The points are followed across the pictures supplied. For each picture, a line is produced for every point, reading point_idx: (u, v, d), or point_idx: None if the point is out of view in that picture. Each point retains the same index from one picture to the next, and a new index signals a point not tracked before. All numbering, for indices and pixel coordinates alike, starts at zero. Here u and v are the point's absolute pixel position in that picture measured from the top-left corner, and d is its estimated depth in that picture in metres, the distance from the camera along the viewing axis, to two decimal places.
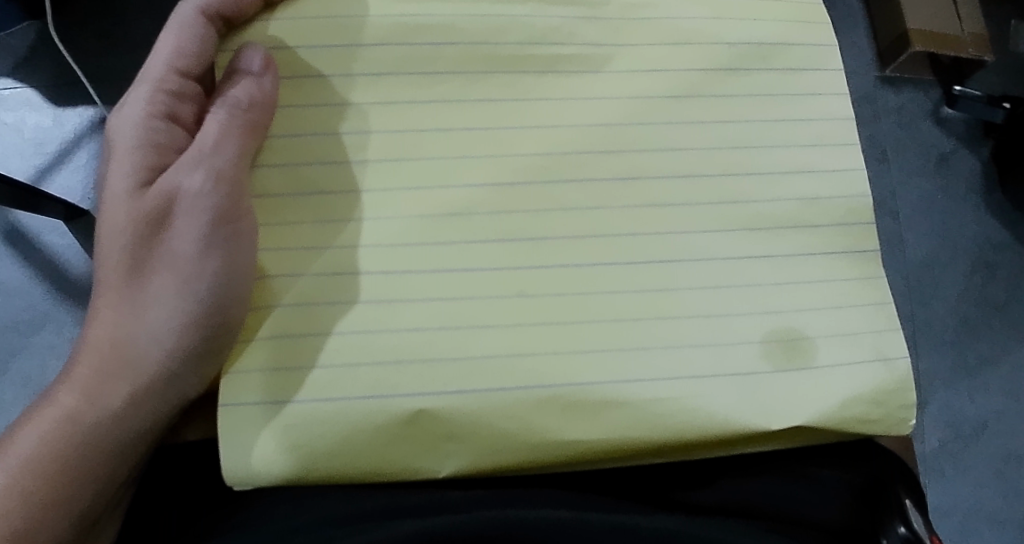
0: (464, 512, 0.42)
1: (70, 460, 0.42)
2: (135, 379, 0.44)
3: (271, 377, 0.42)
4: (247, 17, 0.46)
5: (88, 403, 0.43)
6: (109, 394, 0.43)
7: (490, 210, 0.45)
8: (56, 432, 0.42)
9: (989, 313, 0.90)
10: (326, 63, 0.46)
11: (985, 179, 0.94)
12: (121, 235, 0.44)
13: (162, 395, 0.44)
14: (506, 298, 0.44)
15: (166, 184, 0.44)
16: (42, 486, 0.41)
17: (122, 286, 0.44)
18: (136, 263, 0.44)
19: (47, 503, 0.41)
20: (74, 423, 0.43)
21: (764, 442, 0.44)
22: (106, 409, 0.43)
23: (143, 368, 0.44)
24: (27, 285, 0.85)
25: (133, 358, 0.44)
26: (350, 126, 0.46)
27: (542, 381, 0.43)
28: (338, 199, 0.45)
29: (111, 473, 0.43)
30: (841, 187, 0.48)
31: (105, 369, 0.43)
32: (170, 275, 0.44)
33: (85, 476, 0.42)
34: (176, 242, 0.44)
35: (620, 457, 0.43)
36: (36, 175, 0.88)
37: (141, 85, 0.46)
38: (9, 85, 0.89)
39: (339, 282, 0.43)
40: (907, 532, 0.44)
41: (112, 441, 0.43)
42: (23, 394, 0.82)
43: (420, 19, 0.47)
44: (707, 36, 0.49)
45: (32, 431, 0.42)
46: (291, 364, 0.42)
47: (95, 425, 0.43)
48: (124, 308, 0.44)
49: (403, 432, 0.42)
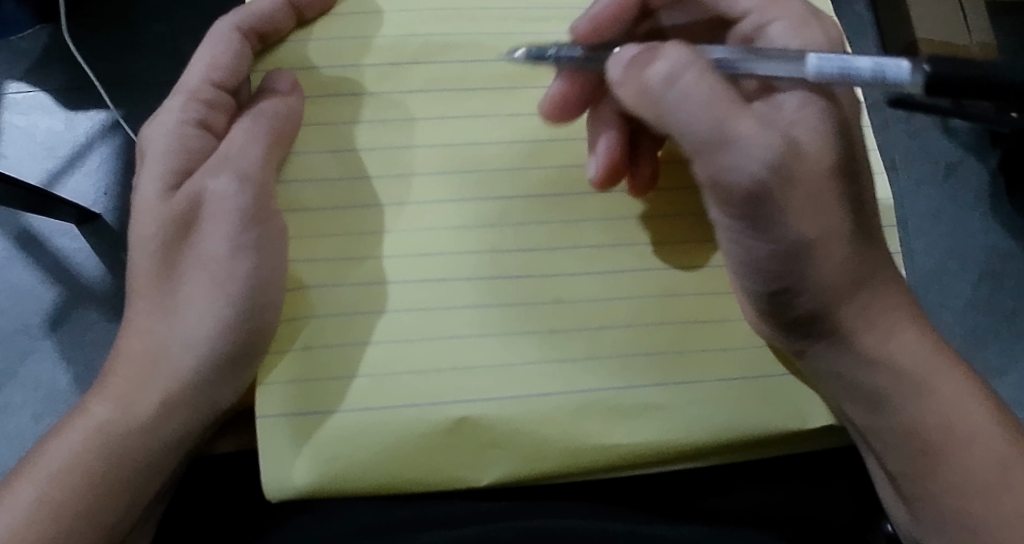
0: (500, 521, 0.43)
1: (105, 473, 0.41)
2: (167, 387, 0.43)
3: (302, 387, 0.43)
4: (281, 34, 0.49)
5: (122, 413, 0.42)
6: (140, 403, 0.42)
7: (503, 222, 0.47)
8: (90, 444, 0.41)
9: (1000, 322, 0.80)
10: (371, 80, 0.49)
11: (993, 188, 0.83)
12: (151, 240, 0.45)
13: (195, 406, 0.43)
14: (531, 306, 0.46)
15: (192, 187, 0.45)
16: (72, 498, 0.40)
17: (154, 291, 0.44)
18: (166, 268, 0.45)
19: (79, 515, 0.40)
20: (108, 434, 0.42)
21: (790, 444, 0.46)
22: (138, 418, 0.42)
23: (175, 376, 0.43)
24: (38, 288, 0.81)
25: (166, 365, 0.43)
26: (388, 139, 0.48)
27: (580, 389, 0.44)
28: (370, 213, 0.47)
29: (147, 483, 0.42)
30: None
31: (140, 379, 0.43)
32: (202, 277, 0.44)
33: (116, 487, 0.41)
34: (205, 244, 0.45)
35: (653, 464, 0.44)
36: (48, 180, 0.84)
37: (176, 96, 0.46)
38: (23, 88, 0.85)
39: (375, 291, 0.45)
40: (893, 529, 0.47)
41: (142, 451, 0.42)
42: (35, 397, 0.78)
43: (450, 38, 0.50)
44: None
45: (66, 444, 0.41)
46: (324, 375, 0.44)
47: (130, 434, 0.42)
48: (157, 314, 0.44)
49: (446, 439, 0.43)
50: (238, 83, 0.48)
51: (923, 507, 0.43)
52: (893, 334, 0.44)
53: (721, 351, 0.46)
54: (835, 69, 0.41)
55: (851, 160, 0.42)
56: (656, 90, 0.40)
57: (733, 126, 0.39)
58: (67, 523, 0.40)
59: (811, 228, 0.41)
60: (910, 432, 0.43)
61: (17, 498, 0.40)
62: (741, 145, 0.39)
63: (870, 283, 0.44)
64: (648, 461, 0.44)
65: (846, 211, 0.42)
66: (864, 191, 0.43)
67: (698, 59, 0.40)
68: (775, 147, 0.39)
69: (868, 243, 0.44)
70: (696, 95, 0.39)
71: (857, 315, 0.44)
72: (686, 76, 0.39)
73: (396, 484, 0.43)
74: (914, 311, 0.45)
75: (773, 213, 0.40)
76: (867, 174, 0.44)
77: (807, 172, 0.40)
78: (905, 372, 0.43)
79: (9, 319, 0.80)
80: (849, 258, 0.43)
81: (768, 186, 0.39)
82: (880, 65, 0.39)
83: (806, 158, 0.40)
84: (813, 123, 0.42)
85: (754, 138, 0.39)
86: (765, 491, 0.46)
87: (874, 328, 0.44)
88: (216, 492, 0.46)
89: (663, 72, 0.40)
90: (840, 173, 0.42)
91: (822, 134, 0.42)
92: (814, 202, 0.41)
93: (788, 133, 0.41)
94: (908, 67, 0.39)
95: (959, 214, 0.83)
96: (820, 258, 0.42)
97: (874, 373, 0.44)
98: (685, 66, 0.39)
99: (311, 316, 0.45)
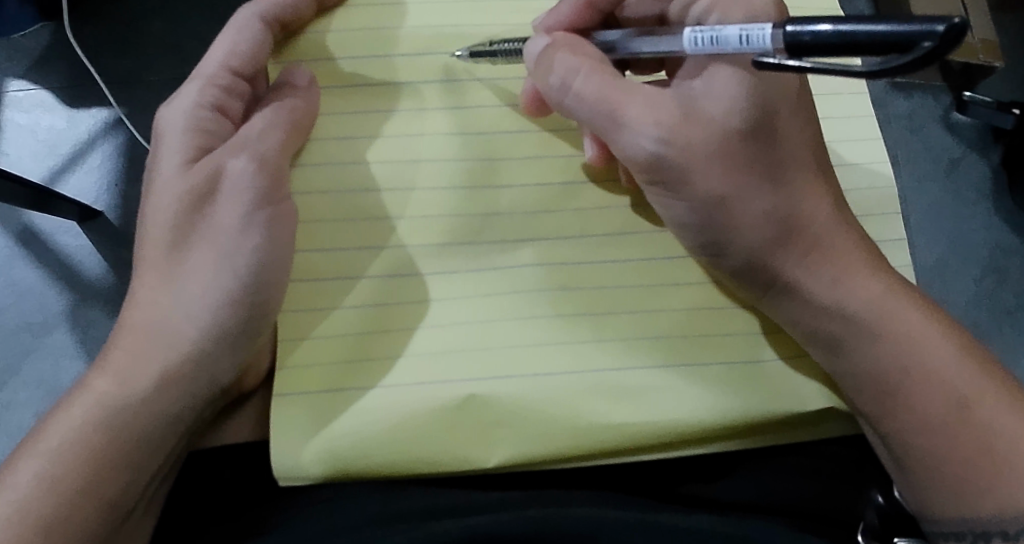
0: (510, 509, 0.42)
1: (104, 449, 0.41)
2: (167, 360, 0.43)
3: (331, 371, 0.44)
4: (302, 22, 0.50)
5: (119, 387, 0.42)
6: (139, 377, 0.42)
7: (499, 210, 0.48)
8: (90, 419, 0.41)
9: (1001, 318, 0.80)
10: (382, 73, 0.50)
11: (994, 184, 0.83)
12: (167, 212, 0.44)
13: (194, 379, 0.43)
14: (536, 292, 0.46)
15: (212, 162, 0.44)
16: (73, 474, 0.40)
17: (161, 264, 0.44)
18: (178, 240, 0.44)
19: (77, 493, 0.40)
20: (107, 409, 0.41)
21: (793, 427, 0.46)
22: (137, 392, 0.42)
23: (176, 350, 0.43)
24: (41, 285, 0.79)
25: (167, 339, 0.43)
26: (400, 131, 0.49)
27: (585, 368, 0.45)
28: (384, 198, 0.47)
29: (148, 460, 0.42)
30: (857, 179, 0.52)
31: (141, 352, 0.43)
32: (212, 249, 0.44)
33: (115, 462, 0.41)
34: (218, 218, 0.44)
35: (662, 446, 0.45)
36: (51, 178, 0.81)
37: (193, 81, 0.46)
38: (25, 86, 0.83)
39: (400, 282, 0.46)
40: (883, 502, 0.47)
41: (141, 429, 0.42)
42: (37, 395, 0.76)
43: (461, 32, 0.51)
44: None
45: (66, 422, 0.41)
46: (358, 359, 0.44)
47: (128, 409, 0.42)
48: (161, 288, 0.44)
49: (456, 415, 0.44)
50: (257, 71, 0.48)
51: (915, 465, 0.43)
52: (838, 282, 0.45)
53: (726, 335, 0.47)
54: (707, 40, 0.42)
55: (762, 119, 0.45)
56: (557, 93, 0.46)
57: (621, 110, 0.45)
58: (66, 500, 0.40)
59: (716, 186, 0.45)
60: (871, 376, 0.44)
61: (19, 476, 0.40)
62: (631, 126, 0.44)
63: (806, 232, 0.45)
64: (656, 445, 0.44)
65: (755, 168, 0.45)
66: (778, 143, 0.45)
67: (583, 60, 0.46)
68: (668, 122, 0.44)
69: (790, 191, 0.46)
70: (587, 95, 0.45)
71: (799, 267, 0.45)
72: (575, 79, 0.45)
73: (404, 464, 0.43)
74: (868, 254, 0.46)
75: (678, 175, 0.45)
76: (790, 125, 0.46)
77: (700, 137, 0.44)
78: (852, 318, 0.44)
79: (9, 316, 0.78)
80: (769, 211, 0.45)
81: (666, 155, 0.44)
82: (745, 30, 0.41)
83: (703, 125, 0.44)
84: (726, 89, 0.44)
85: (645, 118, 0.44)
86: (777, 476, 0.46)
87: (817, 277, 0.45)
88: (223, 480, 0.45)
89: (557, 80, 0.46)
90: (752, 134, 0.45)
91: (736, 92, 0.44)
92: (727, 165, 0.45)
93: (688, 103, 0.45)
94: (768, 34, 0.40)
95: (960, 210, 0.83)
96: (736, 215, 0.45)
97: (823, 320, 0.45)
98: (572, 70, 0.45)
99: (329, 308, 0.45)
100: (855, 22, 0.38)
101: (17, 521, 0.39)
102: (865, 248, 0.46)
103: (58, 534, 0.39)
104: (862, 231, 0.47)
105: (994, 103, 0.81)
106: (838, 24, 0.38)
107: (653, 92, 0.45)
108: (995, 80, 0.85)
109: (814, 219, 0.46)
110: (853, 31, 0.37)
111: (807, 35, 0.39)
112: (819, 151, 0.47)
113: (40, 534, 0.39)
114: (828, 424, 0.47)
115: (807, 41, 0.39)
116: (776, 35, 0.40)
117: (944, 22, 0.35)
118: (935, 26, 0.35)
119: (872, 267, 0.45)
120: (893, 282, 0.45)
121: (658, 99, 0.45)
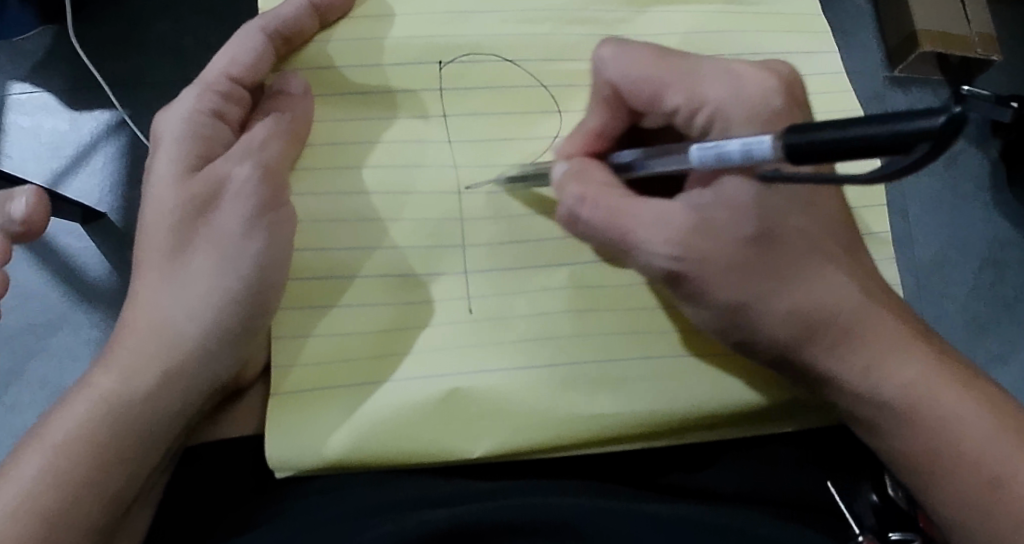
0: (488, 500, 0.42)
1: (107, 445, 0.41)
2: (168, 358, 0.43)
3: (344, 366, 0.45)
4: (304, 37, 0.49)
5: (121, 385, 0.42)
6: (143, 374, 0.43)
7: (497, 213, 0.48)
8: (93, 418, 0.42)
9: (1000, 311, 0.81)
10: (379, 79, 0.50)
11: (994, 178, 0.83)
12: (168, 216, 0.44)
13: (195, 377, 0.44)
14: (528, 221, 0.48)
15: (213, 172, 0.45)
16: (75, 471, 0.41)
17: (162, 266, 0.44)
18: (179, 242, 0.44)
19: (82, 487, 0.41)
20: (110, 404, 0.42)
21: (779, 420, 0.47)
22: (139, 390, 0.43)
23: (177, 348, 0.43)
24: (43, 289, 0.76)
25: (169, 339, 0.43)
26: (386, 135, 0.49)
27: (566, 360, 0.46)
28: (375, 200, 0.48)
29: (150, 456, 0.43)
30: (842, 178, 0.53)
31: (145, 351, 0.43)
32: (213, 251, 0.44)
33: (117, 460, 0.42)
34: (220, 221, 0.45)
35: (641, 436, 0.45)
36: (54, 180, 0.78)
37: (193, 88, 0.47)
38: (27, 89, 0.79)
39: (396, 282, 0.46)
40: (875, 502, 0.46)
41: (142, 429, 0.42)
42: (42, 397, 0.74)
43: (452, 39, 0.51)
44: (714, 47, 0.54)
45: (68, 419, 0.42)
46: (374, 354, 0.45)
47: (130, 406, 0.42)
48: (163, 287, 0.44)
49: (440, 409, 0.44)
50: (257, 82, 0.48)
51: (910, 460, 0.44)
52: (870, 369, 0.44)
53: None
54: (710, 157, 0.38)
55: (769, 225, 0.43)
56: (565, 221, 0.44)
57: (631, 232, 0.43)
58: (70, 493, 0.40)
59: (735, 294, 0.43)
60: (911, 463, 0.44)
61: (21, 470, 0.41)
62: (644, 248, 0.43)
63: (832, 325, 0.44)
64: (635, 434, 0.45)
65: (769, 272, 0.43)
66: (781, 239, 0.43)
67: (591, 186, 0.43)
68: (676, 238, 0.43)
69: (808, 285, 0.44)
70: (597, 221, 0.43)
71: (839, 362, 0.44)
72: (582, 208, 0.43)
73: (402, 458, 0.44)
74: (903, 334, 0.45)
75: (693, 288, 0.43)
76: (792, 221, 0.44)
77: (714, 248, 0.43)
78: (885, 406, 0.44)
79: (13, 318, 0.75)
80: (789, 311, 0.44)
81: (679, 270, 0.43)
82: (747, 144, 0.36)
83: (714, 238, 0.43)
84: (732, 196, 0.43)
85: (654, 239, 0.43)
86: (760, 469, 0.47)
87: (848, 367, 0.44)
88: (211, 476, 0.45)
89: (563, 209, 0.44)
90: (761, 238, 0.43)
91: (747, 197, 0.43)
92: (745, 275, 0.43)
93: (701, 213, 0.43)
94: (767, 143, 0.35)
95: (958, 201, 0.82)
96: (760, 319, 0.44)
97: (858, 405, 0.44)
98: (578, 199, 0.43)
99: (326, 306, 0.46)
100: (848, 125, 0.32)
101: (19, 515, 0.40)
102: (896, 325, 0.45)
103: (64, 523, 0.40)
104: (894, 303, 0.46)
105: (992, 97, 0.75)
106: (837, 130, 0.32)
107: (666, 208, 0.43)
108: (995, 73, 0.85)
109: (840, 309, 0.44)
110: (875, 127, 0.31)
111: (803, 150, 0.33)
112: (842, 229, 0.46)
113: (40, 527, 0.40)
114: (805, 418, 0.47)
115: (806, 153, 0.33)
116: (777, 147, 0.35)
117: (943, 116, 0.29)
118: (933, 120, 0.29)
119: (904, 349, 0.44)
120: (926, 360, 0.44)
121: (667, 210, 0.43)
